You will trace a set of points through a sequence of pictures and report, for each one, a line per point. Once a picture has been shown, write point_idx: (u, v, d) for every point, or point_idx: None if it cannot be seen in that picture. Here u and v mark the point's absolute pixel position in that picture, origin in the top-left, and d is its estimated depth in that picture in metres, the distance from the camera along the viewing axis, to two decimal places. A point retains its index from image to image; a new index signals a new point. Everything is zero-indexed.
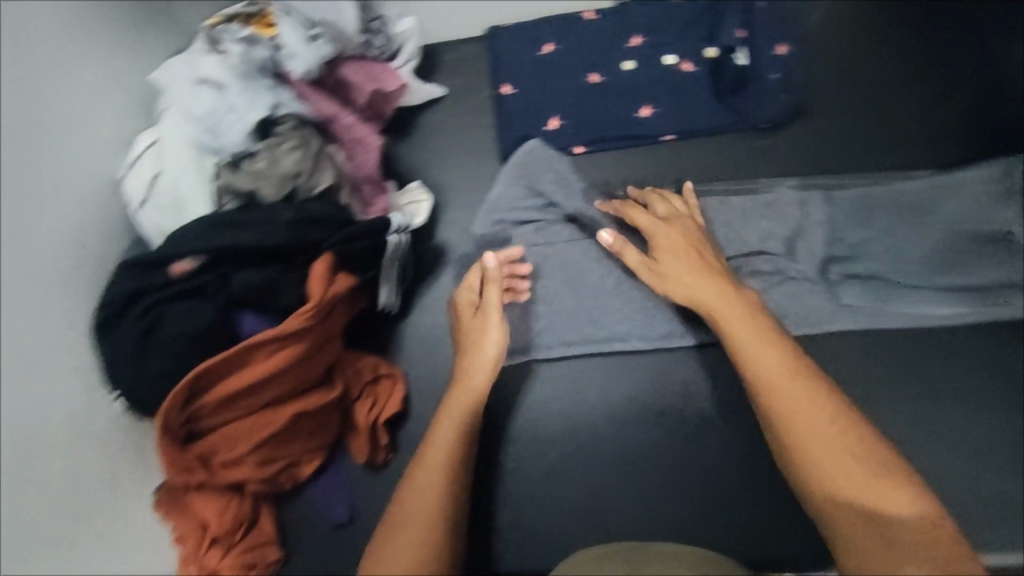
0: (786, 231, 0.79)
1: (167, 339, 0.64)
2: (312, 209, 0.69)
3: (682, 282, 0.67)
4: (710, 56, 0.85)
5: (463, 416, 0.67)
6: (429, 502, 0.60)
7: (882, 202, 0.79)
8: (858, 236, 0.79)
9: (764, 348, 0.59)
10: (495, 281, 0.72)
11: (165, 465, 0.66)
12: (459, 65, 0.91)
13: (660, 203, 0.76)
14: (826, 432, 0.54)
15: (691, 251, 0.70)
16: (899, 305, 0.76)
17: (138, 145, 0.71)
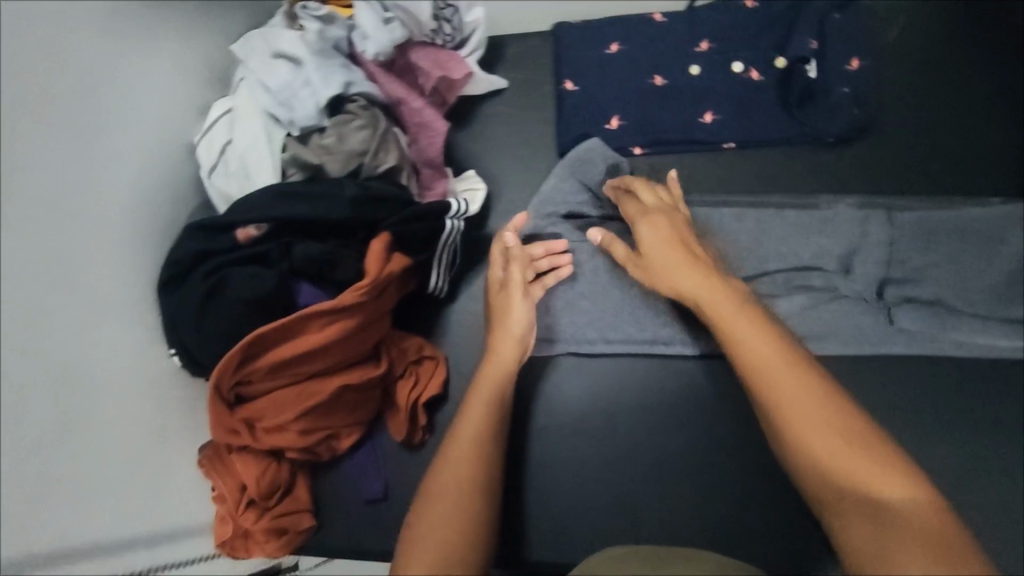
0: (844, 250, 0.78)
1: (227, 301, 0.66)
2: (375, 187, 0.70)
3: (673, 270, 0.68)
4: (779, 66, 0.84)
5: (493, 392, 0.69)
6: (463, 482, 0.60)
7: (949, 227, 0.77)
8: (921, 259, 0.77)
9: (747, 334, 0.59)
10: (518, 260, 0.75)
11: (213, 425, 0.68)
12: (523, 59, 0.92)
13: (642, 193, 0.77)
14: (810, 416, 0.53)
15: (677, 238, 0.71)
16: (958, 332, 0.74)
17: (213, 112, 0.74)
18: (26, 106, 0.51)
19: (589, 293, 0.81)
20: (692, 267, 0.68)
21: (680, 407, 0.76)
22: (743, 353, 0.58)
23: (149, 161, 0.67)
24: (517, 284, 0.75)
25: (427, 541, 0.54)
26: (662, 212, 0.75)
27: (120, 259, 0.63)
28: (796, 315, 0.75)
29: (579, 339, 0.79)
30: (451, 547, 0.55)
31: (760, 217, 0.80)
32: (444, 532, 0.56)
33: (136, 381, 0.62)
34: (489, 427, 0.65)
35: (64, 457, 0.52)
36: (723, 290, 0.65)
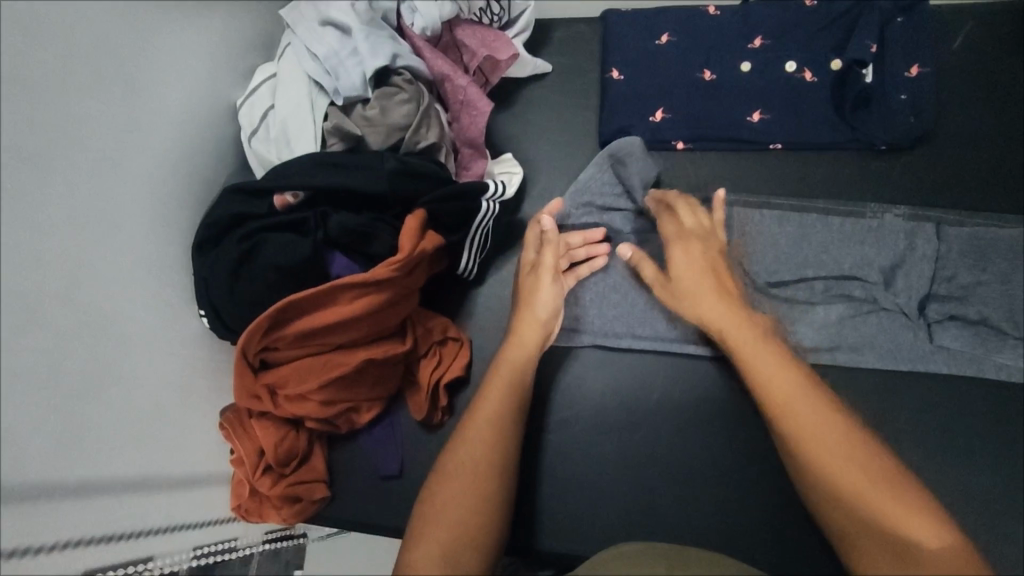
0: (888, 260, 0.76)
1: (260, 266, 0.65)
2: (414, 162, 0.70)
3: (701, 300, 0.70)
4: (835, 68, 0.82)
5: (513, 373, 0.67)
6: (477, 467, 0.60)
7: (1000, 245, 0.75)
8: (968, 277, 0.75)
9: (774, 368, 0.61)
10: (551, 244, 0.73)
11: (237, 389, 0.68)
12: (570, 44, 0.90)
13: (684, 214, 0.76)
14: (832, 446, 0.55)
15: (710, 267, 0.73)
16: (1001, 355, 0.72)
17: (257, 77, 0.74)
18: (76, 65, 0.52)
19: (624, 288, 0.80)
20: (721, 298, 0.70)
21: (707, 408, 0.74)
22: (769, 383, 0.60)
23: (191, 122, 0.67)
24: (546, 268, 0.74)
25: (437, 526, 0.54)
26: (699, 237, 0.75)
27: (160, 220, 0.63)
28: (831, 322, 0.75)
29: (607, 333, 0.78)
30: (459, 535, 0.54)
31: (803, 223, 0.79)
32: (454, 518, 0.55)
33: (165, 338, 0.63)
34: (507, 412, 0.64)
35: (96, 408, 0.52)
36: (749, 323, 0.67)
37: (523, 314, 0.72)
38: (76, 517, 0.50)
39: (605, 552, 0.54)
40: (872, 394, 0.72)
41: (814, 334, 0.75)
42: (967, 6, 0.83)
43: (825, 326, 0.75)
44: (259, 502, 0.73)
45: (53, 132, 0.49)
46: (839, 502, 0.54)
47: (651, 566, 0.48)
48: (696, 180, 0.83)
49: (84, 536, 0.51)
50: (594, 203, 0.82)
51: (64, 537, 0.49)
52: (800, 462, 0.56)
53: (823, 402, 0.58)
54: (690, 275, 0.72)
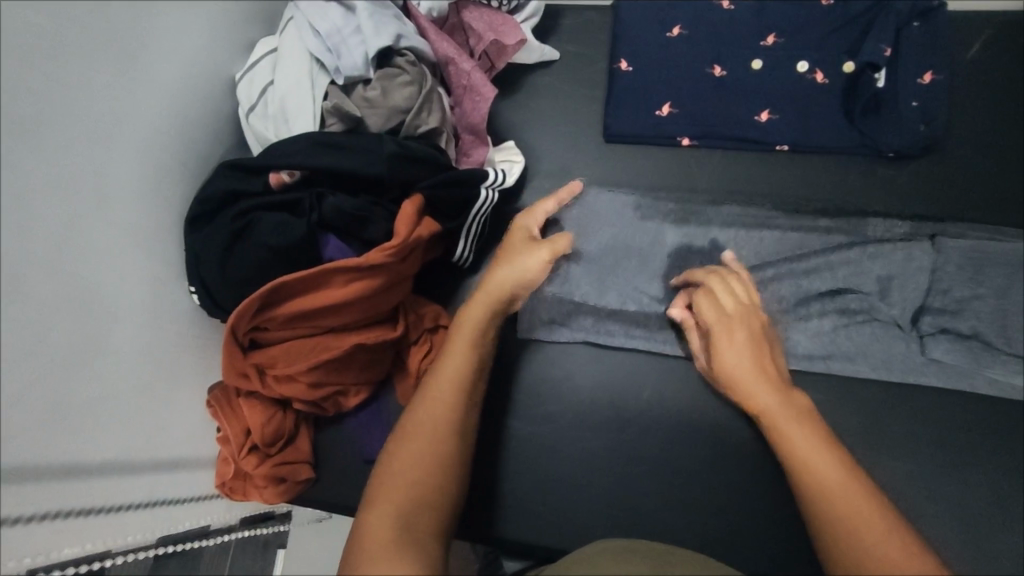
0: (885, 270, 0.75)
1: (253, 245, 0.65)
2: (413, 146, 0.68)
3: (739, 380, 0.66)
4: (847, 71, 0.80)
5: (477, 327, 0.67)
6: (436, 427, 0.59)
7: (997, 259, 0.74)
8: (964, 290, 0.74)
9: (785, 422, 0.61)
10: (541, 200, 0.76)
11: (225, 368, 0.67)
12: (578, 31, 0.88)
13: (720, 293, 0.70)
14: (823, 475, 0.56)
15: (756, 345, 0.67)
16: (992, 370, 0.71)
17: (258, 51, 0.72)
18: (68, 33, 0.50)
19: (611, 289, 0.79)
20: (757, 370, 0.65)
21: (697, 411, 0.74)
22: (778, 423, 0.61)
23: (189, 93, 0.66)
24: (520, 232, 0.75)
25: (392, 490, 0.54)
26: (742, 317, 0.69)
27: (153, 194, 0.62)
28: (824, 330, 0.75)
29: (599, 330, 0.78)
30: (418, 498, 0.54)
31: (805, 240, 0.77)
32: (412, 485, 0.54)
33: (154, 315, 0.62)
34: (468, 370, 0.63)
35: (76, 384, 0.51)
36: (783, 391, 0.64)
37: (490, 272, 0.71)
38: (56, 493, 0.50)
39: (604, 546, 0.53)
40: (864, 404, 0.72)
41: (809, 341, 0.74)
42: (986, 13, 0.81)
43: (819, 334, 0.75)
44: (243, 480, 0.74)
45: (45, 105, 0.48)
46: (824, 519, 0.54)
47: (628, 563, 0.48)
48: (700, 177, 0.82)
49: (67, 508, 0.51)
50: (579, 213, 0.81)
51: (45, 509, 0.49)
52: (817, 505, 0.55)
53: (829, 449, 0.58)
54: (738, 359, 0.66)
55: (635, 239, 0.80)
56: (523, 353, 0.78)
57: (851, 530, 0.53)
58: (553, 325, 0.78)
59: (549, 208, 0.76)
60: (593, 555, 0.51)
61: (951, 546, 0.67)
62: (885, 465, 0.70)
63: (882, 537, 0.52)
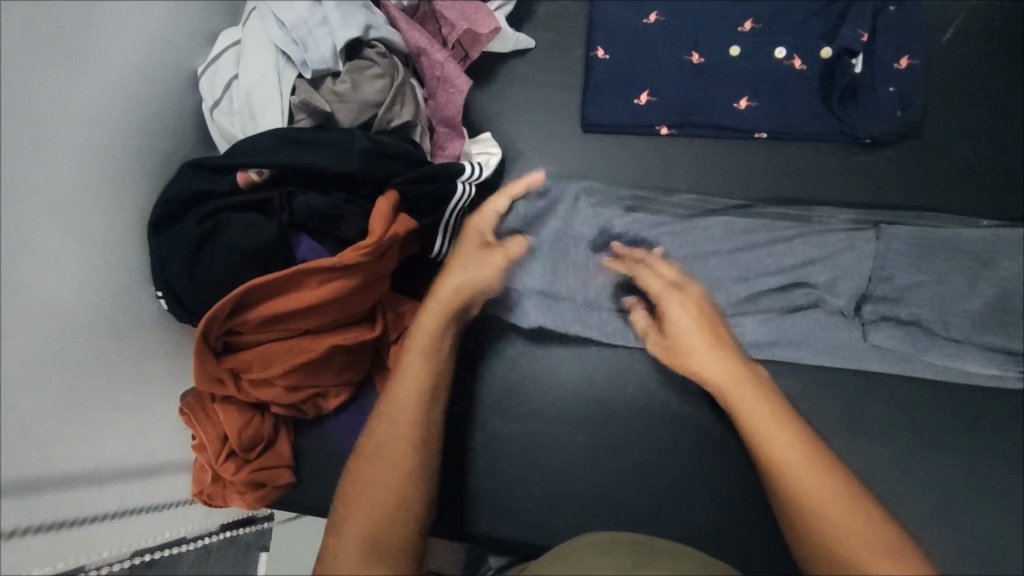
0: (829, 263, 0.75)
1: (222, 247, 0.62)
2: (386, 142, 0.66)
3: (704, 361, 0.66)
4: (825, 56, 0.79)
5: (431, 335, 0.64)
6: (396, 440, 0.57)
7: (935, 245, 0.74)
8: (904, 278, 0.74)
9: (759, 416, 0.60)
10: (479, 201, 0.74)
11: (198, 375, 0.65)
12: (554, 18, 0.86)
13: (659, 267, 0.74)
14: (793, 461, 0.56)
15: (701, 319, 0.69)
16: (932, 355, 0.73)
17: (221, 43, 0.69)
18: (13, 34, 0.48)
19: (561, 277, 0.77)
20: (709, 347, 0.67)
21: (678, 401, 0.74)
22: (744, 412, 0.61)
23: (149, 90, 0.63)
24: (469, 238, 0.72)
25: (355, 514, 0.53)
26: (679, 289, 0.72)
27: (114, 198, 0.59)
28: (772, 315, 0.75)
29: (550, 314, 0.76)
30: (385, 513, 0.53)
31: (748, 229, 0.77)
32: (382, 498, 0.54)
33: (119, 323, 0.60)
34: (430, 372, 0.62)
35: (36, 400, 0.49)
36: (751, 380, 0.63)
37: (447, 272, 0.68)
38: (27, 511, 0.47)
39: (605, 535, 0.53)
40: (842, 390, 0.73)
41: (756, 327, 0.74)
42: None
43: (765, 320, 0.75)
44: (222, 486, 0.71)
45: None
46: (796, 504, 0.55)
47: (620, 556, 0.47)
48: (676, 166, 0.81)
49: (41, 522, 0.49)
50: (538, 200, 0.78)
51: (14, 525, 0.46)
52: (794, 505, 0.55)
53: (798, 437, 0.58)
54: (705, 352, 0.67)
55: (585, 223, 0.78)
56: (504, 350, 0.77)
57: (829, 529, 0.53)
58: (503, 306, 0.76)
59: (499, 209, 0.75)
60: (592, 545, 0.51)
61: (927, 526, 0.68)
62: (860, 451, 0.71)
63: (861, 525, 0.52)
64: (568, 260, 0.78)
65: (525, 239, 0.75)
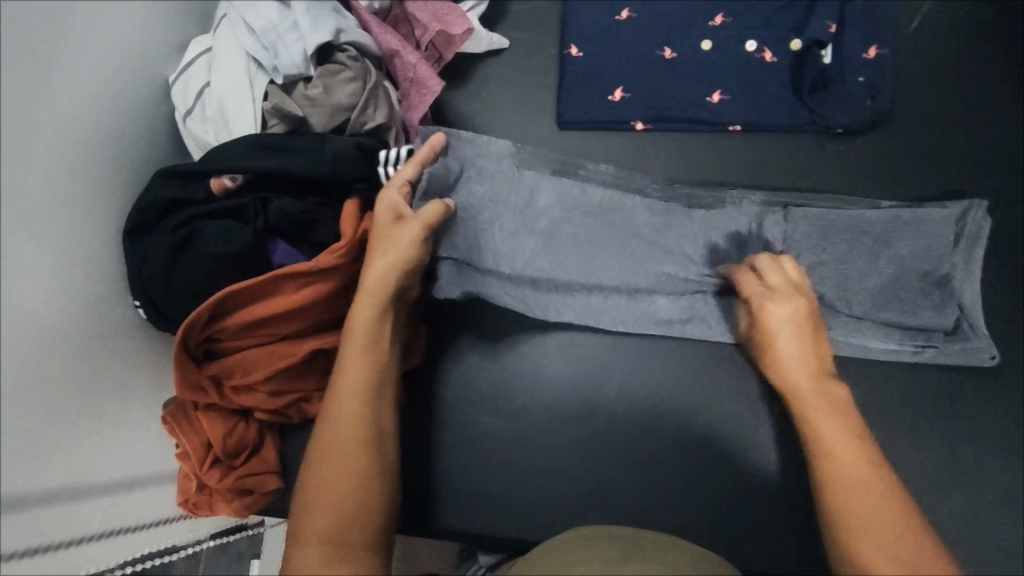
0: (734, 250, 0.78)
1: (198, 254, 0.63)
2: (360, 143, 0.67)
3: (783, 370, 0.66)
4: (794, 49, 0.80)
5: (367, 329, 0.62)
6: (346, 444, 0.56)
7: (844, 224, 0.77)
8: (810, 257, 0.77)
9: (828, 433, 0.59)
10: (393, 177, 0.67)
11: (179, 384, 0.66)
12: (527, 17, 0.87)
13: (769, 272, 0.71)
14: (848, 466, 0.57)
15: (801, 330, 0.66)
16: (835, 330, 0.74)
17: (191, 51, 0.69)
18: None
19: (485, 250, 0.77)
20: (803, 362, 0.65)
21: (662, 394, 0.74)
22: (809, 412, 0.62)
23: (120, 100, 0.63)
24: (383, 214, 0.66)
25: (314, 520, 0.52)
26: (790, 295, 0.68)
27: (87, 209, 0.59)
28: (685, 295, 0.78)
29: (477, 286, 0.76)
30: (345, 516, 0.52)
31: (656, 213, 0.79)
32: (340, 501, 0.53)
33: (96, 333, 0.59)
34: (374, 372, 0.61)
35: (17, 414, 0.49)
36: (828, 397, 0.62)
37: (369, 258, 0.64)
38: (9, 529, 0.47)
39: (598, 529, 0.53)
40: None
41: (671, 306, 0.77)
42: None
43: (681, 299, 0.77)
44: (209, 494, 0.71)
45: None
46: (834, 500, 0.56)
47: (612, 552, 0.47)
48: (653, 160, 0.81)
49: (37, 545, 0.48)
50: (466, 171, 0.78)
51: (10, 548, 0.46)
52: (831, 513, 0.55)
53: (863, 454, 0.58)
54: (790, 359, 0.65)
55: (514, 197, 0.79)
56: (487, 347, 0.76)
57: (848, 521, 0.54)
58: (429, 281, 0.76)
59: (409, 177, 0.68)
60: (586, 540, 0.51)
61: None
62: None
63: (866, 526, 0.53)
64: (490, 237, 0.77)
65: (442, 202, 0.68)
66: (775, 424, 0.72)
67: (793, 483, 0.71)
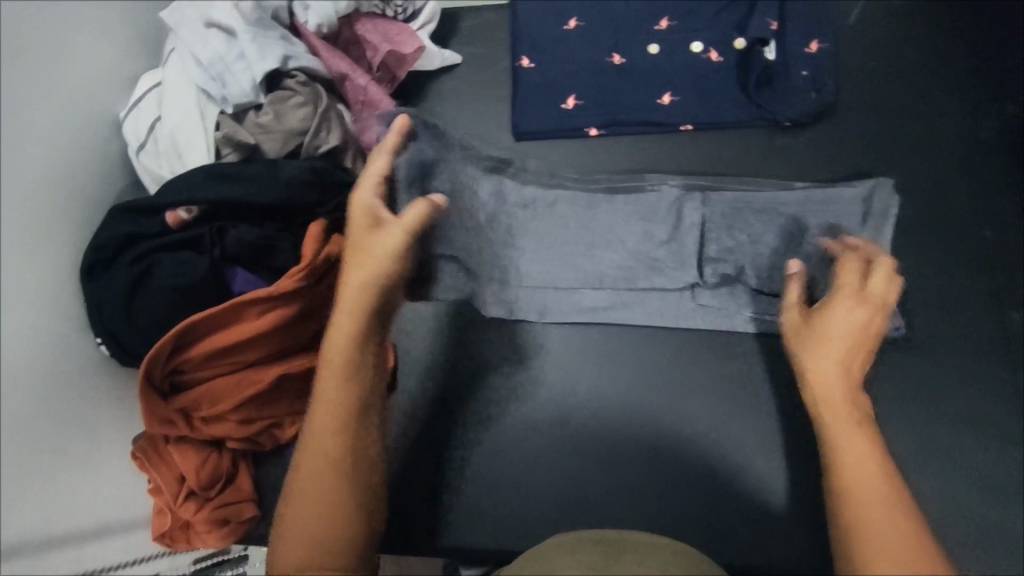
0: (670, 238, 0.79)
1: (157, 287, 0.63)
2: (315, 167, 0.68)
3: (825, 363, 0.57)
4: (738, 47, 0.82)
5: (348, 339, 0.57)
6: (322, 470, 0.54)
7: (758, 206, 0.78)
8: (728, 240, 0.78)
9: (852, 441, 0.53)
10: (369, 176, 0.62)
11: (146, 420, 0.65)
12: (477, 33, 0.88)
13: (875, 280, 0.62)
14: (861, 475, 0.51)
15: (862, 342, 0.58)
16: (748, 311, 0.76)
17: (142, 85, 0.69)
18: None
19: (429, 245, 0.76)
20: (847, 364, 0.57)
21: (633, 395, 0.75)
22: (823, 407, 0.55)
23: (69, 138, 0.63)
24: (360, 212, 0.61)
25: (286, 553, 0.52)
26: (870, 306, 0.60)
27: (40, 247, 0.58)
28: (619, 288, 0.78)
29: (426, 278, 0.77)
30: (318, 545, 0.52)
31: (582, 206, 0.80)
32: (312, 531, 0.52)
33: (56, 372, 0.58)
34: (357, 387, 0.57)
35: None
36: (856, 402, 0.55)
37: (349, 259, 0.59)
38: None
39: (590, 533, 0.51)
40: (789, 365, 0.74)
41: (597, 294, 0.78)
42: None
43: (611, 290, 0.78)
44: (186, 528, 0.71)
45: None
46: (845, 504, 0.50)
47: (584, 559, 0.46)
48: (609, 164, 0.83)
49: None
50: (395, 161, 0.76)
51: None
52: (846, 523, 0.49)
53: (883, 469, 0.51)
54: (833, 356, 0.57)
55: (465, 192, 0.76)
56: (456, 360, 0.77)
57: (863, 529, 0.48)
58: None
59: (381, 170, 0.63)
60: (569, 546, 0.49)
61: None
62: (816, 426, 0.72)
63: (885, 537, 0.48)
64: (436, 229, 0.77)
65: (426, 200, 0.60)
66: (746, 417, 0.73)
67: (769, 475, 0.71)
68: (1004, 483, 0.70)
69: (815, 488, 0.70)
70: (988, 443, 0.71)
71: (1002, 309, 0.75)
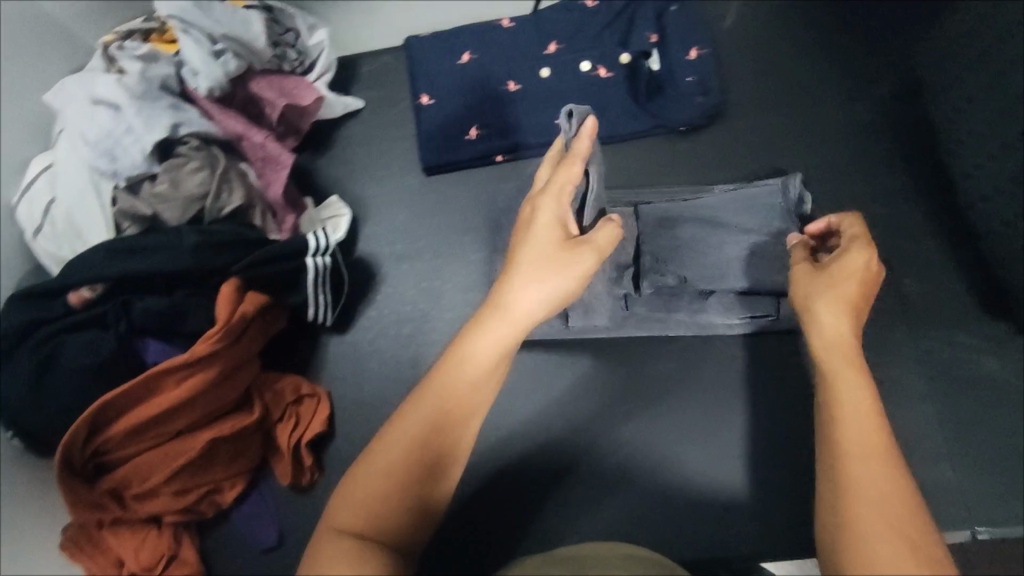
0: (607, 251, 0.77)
1: (65, 372, 0.62)
2: (215, 230, 0.68)
3: (830, 310, 0.51)
4: (625, 62, 0.86)
5: (513, 327, 0.51)
6: (436, 429, 0.47)
7: (685, 214, 0.79)
8: (666, 246, 0.78)
9: (849, 394, 0.46)
10: (553, 191, 0.57)
11: (72, 507, 0.64)
12: (376, 77, 0.91)
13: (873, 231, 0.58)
14: (860, 432, 0.44)
15: (867, 292, 0.52)
16: (679, 313, 0.79)
17: (32, 170, 0.68)
18: None
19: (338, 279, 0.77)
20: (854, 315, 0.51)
21: (568, 408, 0.78)
22: (830, 347, 0.49)
23: None
24: (552, 221, 0.55)
25: (354, 501, 0.45)
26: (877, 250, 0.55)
27: None
28: None
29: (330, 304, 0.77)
30: (398, 496, 0.45)
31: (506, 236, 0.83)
32: (399, 476, 0.46)
33: None
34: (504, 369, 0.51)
35: None
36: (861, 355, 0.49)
37: (526, 252, 0.54)
38: None
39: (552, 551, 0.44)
40: (706, 359, 0.79)
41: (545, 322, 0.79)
42: None
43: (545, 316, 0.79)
44: None
45: None
46: (836, 470, 0.43)
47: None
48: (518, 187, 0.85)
49: None
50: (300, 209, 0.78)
51: None
52: (836, 486, 0.43)
53: (882, 428, 0.44)
54: (839, 305, 0.51)
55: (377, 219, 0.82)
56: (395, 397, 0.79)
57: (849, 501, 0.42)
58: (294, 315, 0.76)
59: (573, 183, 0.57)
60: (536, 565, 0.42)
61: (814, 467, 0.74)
62: (737, 412, 0.76)
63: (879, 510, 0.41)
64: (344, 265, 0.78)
65: (616, 226, 0.55)
66: (674, 414, 0.77)
67: (704, 465, 0.75)
68: (930, 442, 0.73)
69: (739, 475, 0.74)
70: (912, 406, 0.74)
71: (906, 275, 0.79)
